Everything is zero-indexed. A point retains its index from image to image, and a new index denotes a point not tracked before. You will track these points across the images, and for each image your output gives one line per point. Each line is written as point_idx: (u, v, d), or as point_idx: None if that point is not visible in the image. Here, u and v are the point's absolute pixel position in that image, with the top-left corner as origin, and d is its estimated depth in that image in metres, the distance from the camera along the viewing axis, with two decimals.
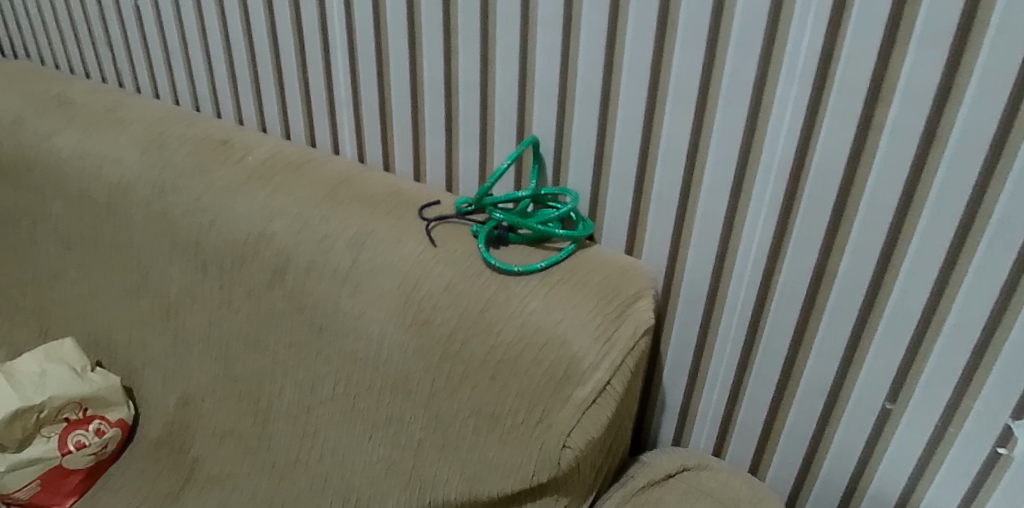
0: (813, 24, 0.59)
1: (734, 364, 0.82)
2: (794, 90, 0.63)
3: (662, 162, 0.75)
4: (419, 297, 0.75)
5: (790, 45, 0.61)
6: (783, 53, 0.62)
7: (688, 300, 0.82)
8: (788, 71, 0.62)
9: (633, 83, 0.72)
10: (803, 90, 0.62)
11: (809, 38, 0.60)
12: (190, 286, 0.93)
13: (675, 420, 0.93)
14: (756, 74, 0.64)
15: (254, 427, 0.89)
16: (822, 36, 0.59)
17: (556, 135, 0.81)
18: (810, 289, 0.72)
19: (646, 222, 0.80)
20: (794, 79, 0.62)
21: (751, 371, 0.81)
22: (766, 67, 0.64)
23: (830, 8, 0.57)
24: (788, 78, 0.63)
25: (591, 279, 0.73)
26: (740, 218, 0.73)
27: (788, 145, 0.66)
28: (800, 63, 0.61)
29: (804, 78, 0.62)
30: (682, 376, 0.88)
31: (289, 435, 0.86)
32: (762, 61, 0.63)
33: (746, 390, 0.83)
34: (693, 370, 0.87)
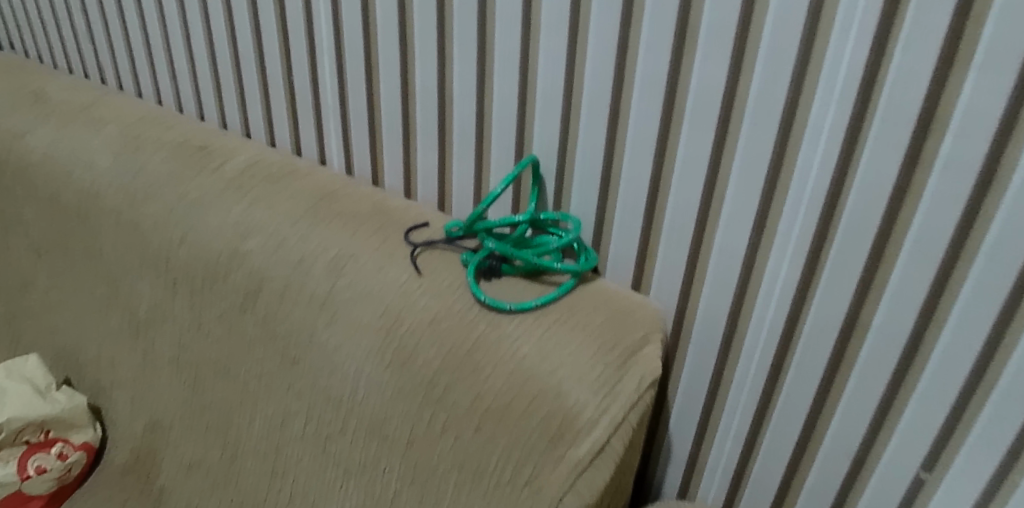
0: (855, 39, 0.51)
1: (750, 416, 0.74)
2: (831, 114, 0.55)
3: (676, 189, 0.67)
4: (400, 333, 0.68)
5: (828, 62, 0.53)
6: (819, 71, 0.54)
7: (701, 341, 0.74)
8: (825, 92, 0.54)
9: (647, 99, 0.64)
10: (841, 113, 0.54)
11: (850, 54, 0.51)
12: (160, 304, 0.86)
13: (682, 470, 0.84)
14: (787, 94, 0.56)
15: (223, 459, 0.83)
16: (866, 54, 0.51)
17: (559, 153, 0.73)
18: (840, 341, 0.63)
19: (656, 254, 0.72)
20: (832, 102, 0.54)
21: (768, 424, 0.73)
22: (798, 87, 0.55)
23: (876, 23, 0.49)
24: (823, 102, 0.55)
25: (592, 321, 0.66)
26: (763, 255, 0.65)
27: (821, 178, 0.58)
28: (839, 83, 0.53)
29: (843, 100, 0.53)
30: (691, 422, 0.80)
31: (260, 473, 0.79)
32: (795, 79, 0.55)
33: (762, 443, 0.75)
34: (704, 417, 0.79)
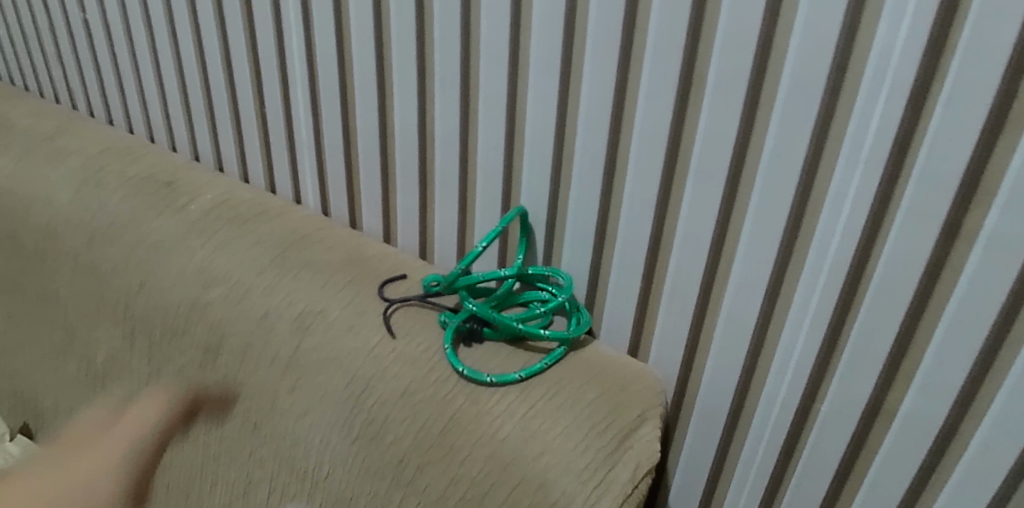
0: (888, 94, 0.44)
1: (758, 497, 0.67)
2: (858, 176, 0.48)
3: (679, 249, 0.60)
4: (368, 406, 0.61)
5: (855, 119, 0.46)
6: (844, 128, 0.47)
7: (704, 414, 0.66)
8: (851, 151, 0.47)
9: (647, 150, 0.57)
10: (868, 176, 0.47)
11: (881, 111, 0.45)
12: (117, 355, 0.79)
13: None
14: (806, 152, 0.49)
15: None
16: (901, 111, 0.44)
17: (549, 203, 0.66)
18: (861, 426, 0.56)
19: (655, 317, 0.65)
20: (859, 164, 0.47)
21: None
22: (819, 145, 0.48)
23: (913, 78, 0.42)
24: (849, 162, 0.48)
25: (582, 398, 0.58)
26: (776, 326, 0.58)
27: (844, 247, 0.50)
28: (867, 144, 0.46)
29: (872, 162, 0.46)
30: (693, 498, 0.72)
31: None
32: (816, 136, 0.48)
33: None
34: (707, 494, 0.71)
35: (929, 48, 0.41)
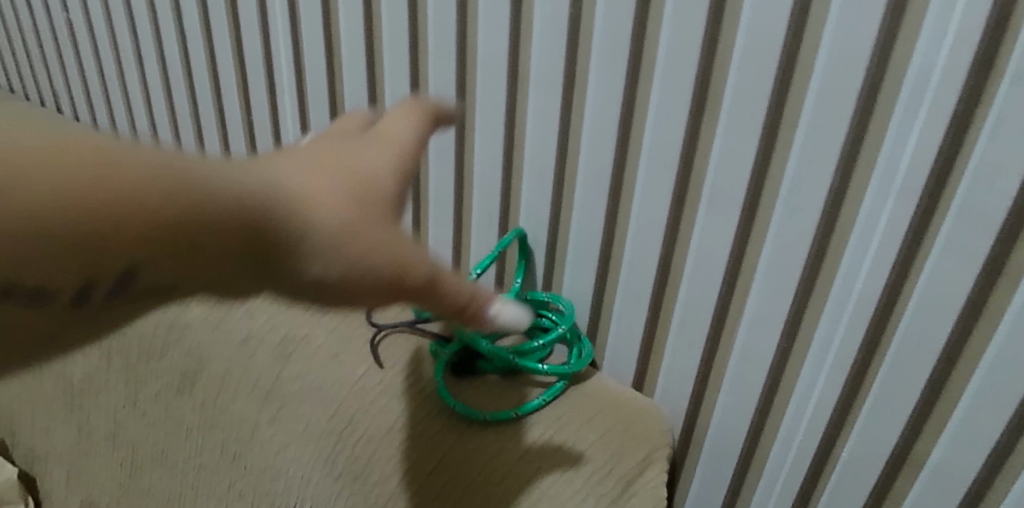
0: (926, 117, 0.39)
1: None
2: (890, 207, 0.43)
3: (690, 276, 0.55)
4: (352, 441, 0.58)
5: (888, 144, 0.42)
6: (875, 154, 0.42)
7: (713, 454, 0.61)
8: (883, 179, 0.43)
9: (656, 170, 0.53)
10: (902, 206, 0.42)
11: (918, 135, 0.40)
12: (93, 374, 0.76)
13: None
14: (832, 178, 0.45)
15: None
16: (940, 136, 0.39)
17: (551, 223, 0.62)
18: (886, 474, 0.51)
19: (662, 348, 0.61)
20: (891, 194, 0.43)
21: None
22: (848, 170, 0.44)
23: (956, 99, 0.38)
24: (880, 189, 0.43)
25: (582, 440, 0.55)
26: (794, 366, 0.53)
27: (873, 282, 0.46)
28: (901, 171, 0.42)
29: (906, 190, 0.42)
30: None
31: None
32: (842, 163, 0.44)
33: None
34: None
35: (975, 67, 0.37)
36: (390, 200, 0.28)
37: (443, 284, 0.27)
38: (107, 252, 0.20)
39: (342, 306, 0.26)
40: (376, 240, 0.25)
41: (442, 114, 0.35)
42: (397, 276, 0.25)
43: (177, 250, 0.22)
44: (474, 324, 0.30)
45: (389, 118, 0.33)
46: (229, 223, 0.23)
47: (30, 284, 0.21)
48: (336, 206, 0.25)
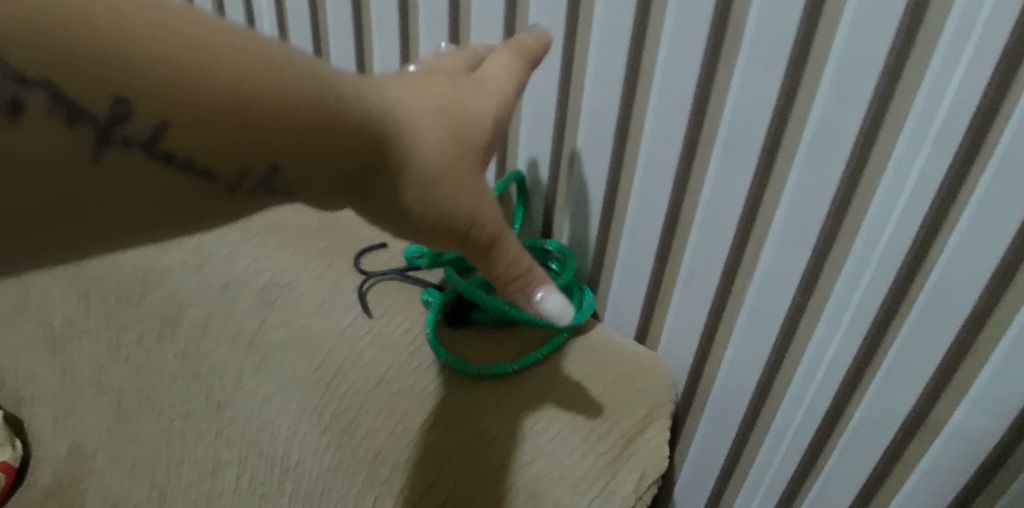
0: (972, 54, 0.35)
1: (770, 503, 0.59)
2: (923, 157, 0.39)
3: (701, 225, 0.52)
4: (339, 392, 0.56)
5: (926, 85, 0.37)
6: (910, 96, 0.38)
7: (716, 410, 0.59)
8: (917, 125, 0.38)
9: (666, 109, 0.49)
10: (937, 155, 0.38)
11: (961, 77, 0.35)
12: (72, 319, 0.73)
13: None
14: (861, 122, 0.40)
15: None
16: (988, 75, 0.34)
17: (551, 168, 0.60)
18: (899, 439, 0.48)
19: (667, 301, 0.58)
20: (926, 141, 0.38)
21: None
22: (879, 114, 0.40)
23: (1009, 32, 0.33)
24: (914, 136, 0.39)
25: (582, 395, 0.53)
26: (806, 323, 0.50)
27: (899, 237, 0.42)
28: (939, 117, 0.37)
29: (943, 137, 0.37)
30: (699, 499, 0.65)
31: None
32: (874, 106, 0.39)
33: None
34: (715, 496, 0.63)
35: None
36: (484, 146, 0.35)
37: (500, 235, 0.36)
38: (298, 134, 0.25)
39: (430, 235, 0.33)
40: (475, 182, 0.33)
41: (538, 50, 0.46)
42: (472, 220, 0.33)
43: (324, 150, 0.26)
44: (508, 289, 0.38)
45: (482, 68, 0.41)
46: (375, 136, 0.28)
47: (218, 162, 0.24)
48: (449, 147, 0.32)
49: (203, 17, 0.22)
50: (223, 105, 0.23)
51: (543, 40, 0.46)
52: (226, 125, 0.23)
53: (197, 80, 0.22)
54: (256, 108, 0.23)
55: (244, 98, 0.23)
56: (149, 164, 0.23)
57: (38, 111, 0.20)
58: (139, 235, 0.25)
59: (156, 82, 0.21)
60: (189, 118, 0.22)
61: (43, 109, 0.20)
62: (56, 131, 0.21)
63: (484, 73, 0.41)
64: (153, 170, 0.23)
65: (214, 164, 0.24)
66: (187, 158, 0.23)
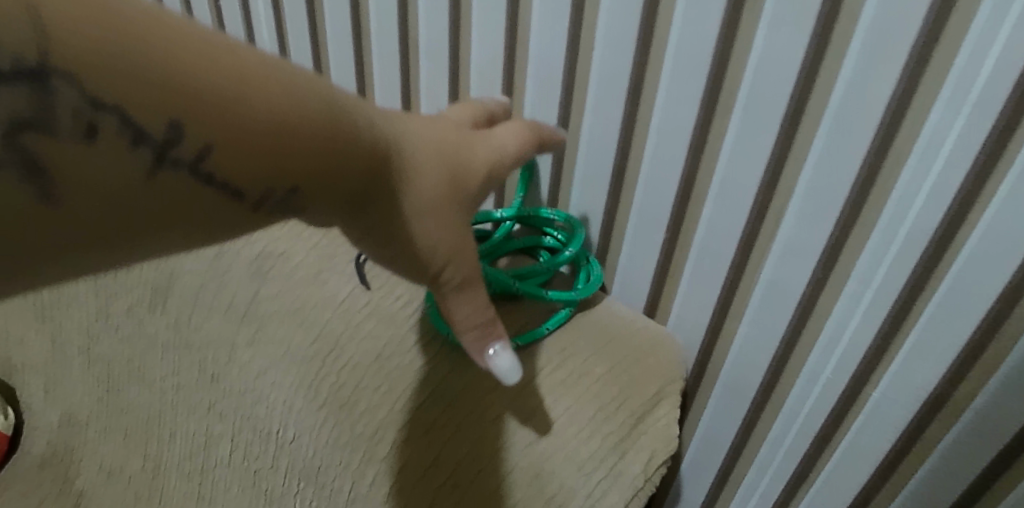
0: (1018, 15, 0.33)
1: (781, 482, 0.57)
2: (959, 125, 0.37)
3: (717, 196, 0.49)
4: (334, 367, 0.54)
5: (968, 47, 0.35)
6: (951, 59, 0.36)
7: (727, 388, 0.57)
8: (954, 92, 0.36)
9: (682, 72, 0.47)
10: (976, 123, 0.36)
11: (1005, 39, 0.34)
12: (60, 287, 0.71)
13: None
14: (895, 86, 0.38)
15: (142, 487, 0.59)
16: None
17: (558, 134, 0.57)
18: (919, 419, 0.46)
19: (678, 275, 0.55)
20: (963, 109, 0.36)
21: (803, 498, 0.56)
22: (913, 80, 0.37)
23: None
24: (951, 104, 0.37)
25: (589, 373, 0.51)
26: (825, 300, 0.47)
27: (931, 210, 0.40)
28: (978, 84, 0.35)
29: (983, 104, 0.35)
30: (705, 476, 0.63)
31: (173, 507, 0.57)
32: (910, 70, 0.37)
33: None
34: (723, 474, 0.62)
35: None
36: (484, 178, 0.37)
37: (471, 282, 0.36)
38: (310, 154, 0.28)
39: (406, 263, 0.35)
40: (461, 221, 0.35)
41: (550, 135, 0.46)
42: (445, 262, 0.35)
43: (326, 172, 0.29)
44: (471, 341, 0.38)
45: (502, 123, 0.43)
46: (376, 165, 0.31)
47: (251, 182, 0.27)
48: (438, 185, 0.34)
49: (229, 46, 0.25)
50: (232, 120, 0.25)
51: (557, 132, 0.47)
52: (238, 142, 0.25)
53: (212, 96, 0.24)
54: (263, 126, 0.26)
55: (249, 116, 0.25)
56: (190, 185, 0.25)
57: (105, 134, 0.22)
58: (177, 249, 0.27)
59: (188, 105, 0.24)
60: (209, 132, 0.24)
61: (113, 131, 0.22)
62: (117, 150, 0.23)
63: (502, 126, 0.43)
64: (192, 189, 0.26)
65: (237, 182, 0.26)
66: (222, 177, 0.26)
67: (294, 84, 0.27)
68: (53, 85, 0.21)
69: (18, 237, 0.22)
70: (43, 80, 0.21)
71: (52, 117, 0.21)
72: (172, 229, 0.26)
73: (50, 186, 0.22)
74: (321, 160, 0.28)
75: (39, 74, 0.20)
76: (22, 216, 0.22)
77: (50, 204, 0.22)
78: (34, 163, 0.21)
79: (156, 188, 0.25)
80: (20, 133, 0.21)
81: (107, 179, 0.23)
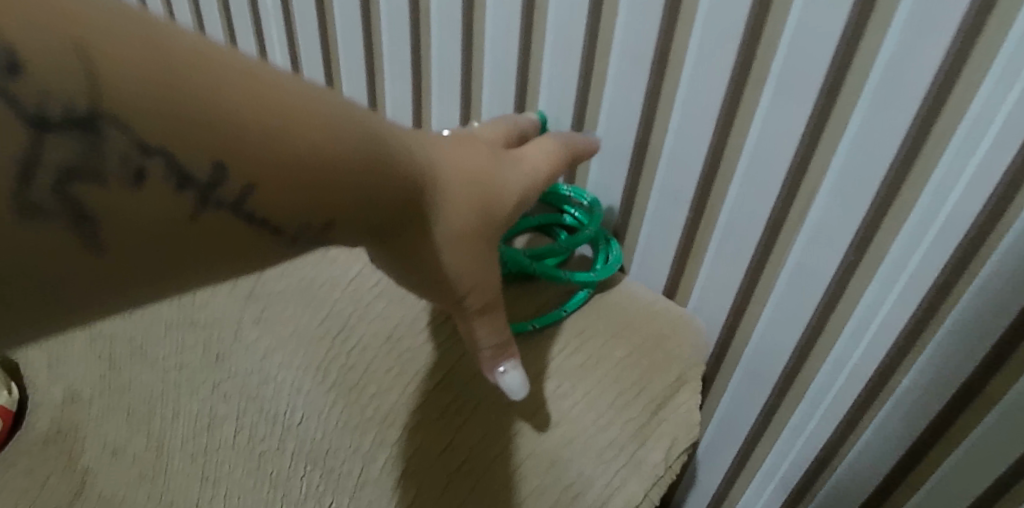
0: None
1: (801, 466, 0.56)
2: (1013, 100, 0.34)
3: (745, 174, 0.47)
4: (344, 349, 0.53)
5: None
6: (1008, 28, 0.33)
7: (748, 372, 0.55)
8: (1009, 64, 0.34)
9: (711, 43, 0.44)
10: None
11: None
12: None
13: (706, 502, 0.67)
14: (943, 59, 0.35)
15: (146, 467, 0.56)
16: None
17: (577, 105, 0.55)
18: (949, 407, 0.45)
19: (700, 255, 0.53)
20: (1017, 83, 0.34)
21: (826, 483, 0.55)
22: (964, 51, 0.35)
23: None
24: (1004, 77, 0.34)
25: (608, 357, 0.50)
26: (856, 285, 0.45)
27: (976, 192, 0.37)
28: None
29: None
30: (722, 459, 0.62)
31: (175, 488, 0.54)
32: (961, 41, 0.34)
33: (814, 501, 0.57)
34: (741, 457, 0.60)
35: None
36: (499, 205, 0.40)
37: (491, 307, 0.42)
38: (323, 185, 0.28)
39: (434, 288, 0.40)
40: (481, 249, 0.40)
41: (584, 151, 0.49)
42: (468, 292, 0.40)
43: (340, 206, 0.29)
44: (486, 356, 0.44)
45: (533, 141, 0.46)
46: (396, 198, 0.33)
47: (276, 212, 0.27)
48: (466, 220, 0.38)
49: (252, 80, 0.25)
50: (252, 154, 0.25)
51: (591, 145, 0.49)
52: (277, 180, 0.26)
53: (234, 130, 0.24)
54: (280, 159, 0.26)
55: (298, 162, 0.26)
56: (234, 221, 0.26)
57: (153, 177, 0.22)
58: (216, 280, 0.28)
59: (212, 138, 0.23)
60: (250, 173, 0.25)
61: (160, 175, 0.22)
62: (163, 194, 0.23)
63: (531, 144, 0.46)
64: (233, 226, 0.26)
65: (276, 218, 0.27)
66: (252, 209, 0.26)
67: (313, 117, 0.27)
68: (102, 129, 0.21)
69: (78, 285, 0.22)
70: (91, 126, 0.21)
71: (103, 167, 0.21)
72: (214, 263, 0.27)
73: (97, 232, 0.22)
74: (337, 189, 0.28)
75: (90, 121, 0.20)
76: (75, 265, 0.22)
77: (97, 250, 0.22)
78: (82, 213, 0.21)
79: (201, 227, 0.25)
80: (71, 183, 0.21)
81: (152, 220, 0.23)
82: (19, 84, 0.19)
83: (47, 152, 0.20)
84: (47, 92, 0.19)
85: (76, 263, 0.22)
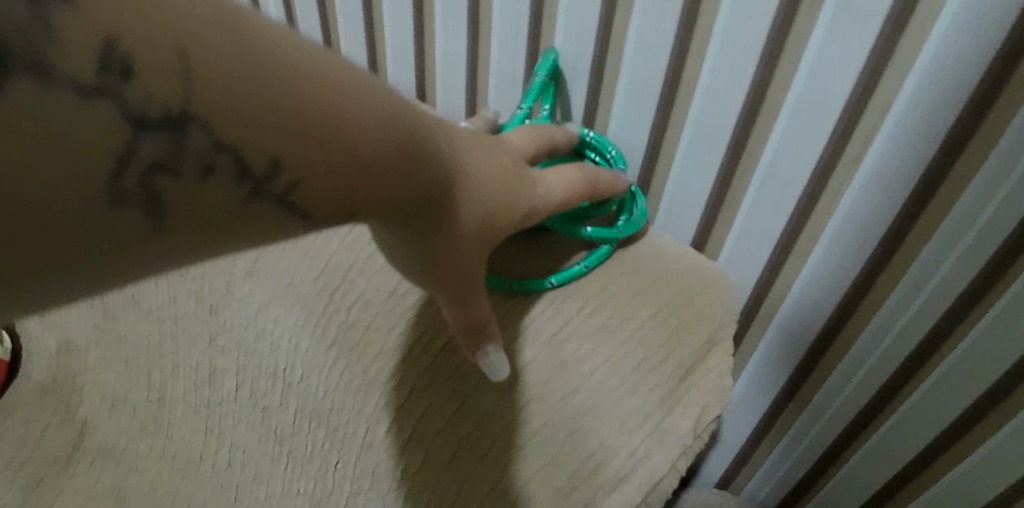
0: None
1: (836, 428, 0.53)
2: None
3: (793, 115, 0.41)
4: (345, 305, 0.49)
5: None
6: None
7: (784, 331, 0.51)
8: None
9: None
10: None
11: None
12: None
13: (730, 459, 0.64)
14: None
15: (148, 418, 0.54)
16: None
17: (598, 36, 0.48)
18: (1004, 380, 0.40)
19: (735, 205, 0.48)
20: None
21: (860, 447, 0.52)
22: None
23: None
24: None
25: (632, 317, 0.46)
26: (914, 241, 0.40)
27: None
28: None
29: None
30: (750, 416, 0.59)
31: (179, 438, 0.52)
32: None
33: (845, 465, 0.54)
34: (771, 415, 0.57)
35: None
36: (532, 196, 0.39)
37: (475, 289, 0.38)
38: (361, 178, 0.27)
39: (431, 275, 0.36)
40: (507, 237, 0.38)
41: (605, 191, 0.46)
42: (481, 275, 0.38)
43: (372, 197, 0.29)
44: (462, 340, 0.39)
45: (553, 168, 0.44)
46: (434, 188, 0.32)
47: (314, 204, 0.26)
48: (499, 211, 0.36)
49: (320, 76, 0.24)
50: (305, 149, 0.24)
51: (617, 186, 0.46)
52: (327, 166, 0.26)
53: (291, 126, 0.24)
54: (328, 153, 0.25)
55: (352, 151, 0.26)
56: (278, 212, 0.25)
57: (220, 174, 0.23)
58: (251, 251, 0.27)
59: (273, 133, 0.23)
60: (302, 168, 0.25)
61: (226, 171, 0.23)
62: (224, 188, 0.23)
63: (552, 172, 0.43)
64: (278, 216, 0.25)
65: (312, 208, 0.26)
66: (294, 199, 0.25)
67: (366, 114, 0.26)
68: (188, 131, 0.21)
69: (137, 254, 0.22)
70: (180, 127, 0.21)
71: (181, 162, 0.22)
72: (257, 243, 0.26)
73: (163, 216, 0.22)
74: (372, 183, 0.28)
75: (179, 122, 0.21)
76: (134, 242, 0.22)
77: (158, 228, 0.22)
78: (155, 199, 0.21)
79: (248, 215, 0.25)
80: (154, 177, 0.21)
81: (213, 210, 0.23)
82: (128, 87, 0.19)
83: (141, 148, 0.20)
84: (150, 95, 0.20)
85: (135, 241, 0.22)
